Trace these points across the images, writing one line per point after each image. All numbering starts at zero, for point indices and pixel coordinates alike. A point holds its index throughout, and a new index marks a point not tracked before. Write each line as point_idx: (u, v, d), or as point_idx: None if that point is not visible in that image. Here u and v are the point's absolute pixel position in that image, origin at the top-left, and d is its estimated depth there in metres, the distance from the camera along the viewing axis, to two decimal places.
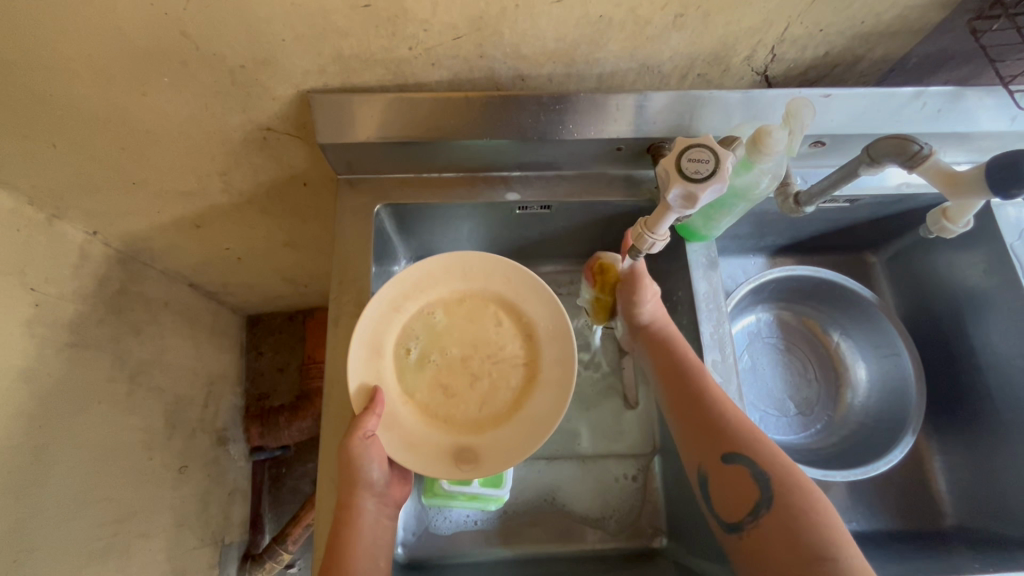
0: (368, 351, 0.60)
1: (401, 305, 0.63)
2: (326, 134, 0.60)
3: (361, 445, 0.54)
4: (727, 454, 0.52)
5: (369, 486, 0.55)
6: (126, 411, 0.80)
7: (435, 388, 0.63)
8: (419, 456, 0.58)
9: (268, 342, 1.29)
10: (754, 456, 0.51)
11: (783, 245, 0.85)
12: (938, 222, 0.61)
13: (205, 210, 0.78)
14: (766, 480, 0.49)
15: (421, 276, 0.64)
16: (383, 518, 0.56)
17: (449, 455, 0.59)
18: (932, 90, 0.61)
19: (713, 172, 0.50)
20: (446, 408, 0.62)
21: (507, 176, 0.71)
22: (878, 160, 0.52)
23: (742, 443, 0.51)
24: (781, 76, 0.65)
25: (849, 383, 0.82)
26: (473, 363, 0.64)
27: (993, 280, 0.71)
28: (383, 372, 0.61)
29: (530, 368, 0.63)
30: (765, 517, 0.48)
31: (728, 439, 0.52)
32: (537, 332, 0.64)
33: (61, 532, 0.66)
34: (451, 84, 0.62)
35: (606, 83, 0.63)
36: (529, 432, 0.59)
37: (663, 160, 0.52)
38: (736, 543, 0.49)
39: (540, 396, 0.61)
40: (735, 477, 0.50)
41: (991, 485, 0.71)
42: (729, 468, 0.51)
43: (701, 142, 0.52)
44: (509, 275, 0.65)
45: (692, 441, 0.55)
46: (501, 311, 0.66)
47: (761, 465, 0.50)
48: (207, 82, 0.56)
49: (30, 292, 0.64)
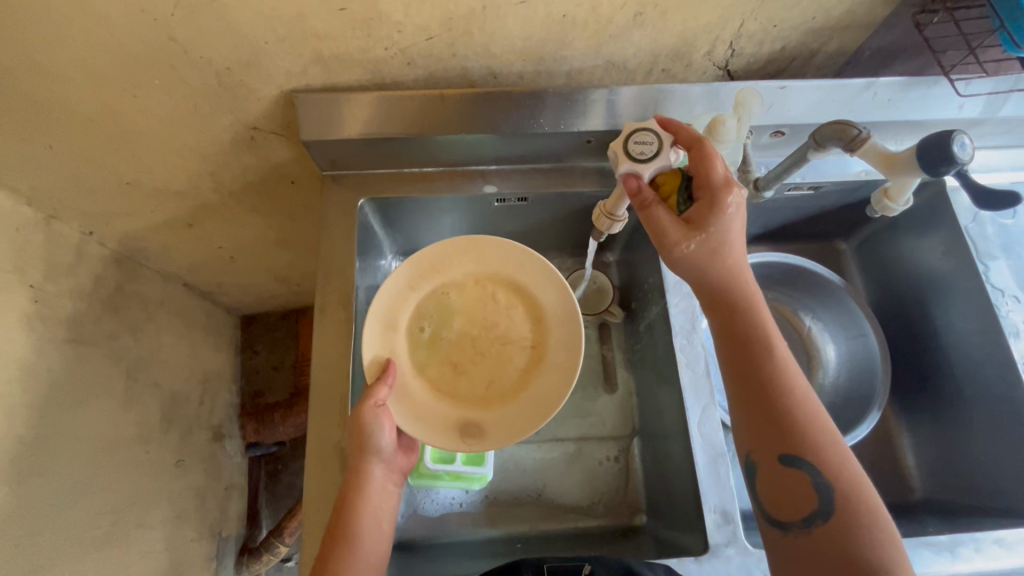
0: (383, 327, 0.64)
1: (417, 285, 0.67)
2: (310, 132, 0.63)
3: (372, 413, 0.57)
4: (786, 457, 0.50)
5: (378, 453, 0.58)
6: (124, 406, 0.82)
7: (445, 364, 0.66)
8: (426, 425, 0.61)
9: (263, 340, 1.32)
10: (813, 463, 0.49)
11: (755, 234, 0.89)
12: (881, 201, 0.63)
13: (198, 209, 0.81)
14: (828, 490, 0.48)
15: (433, 258, 0.67)
16: (389, 484, 0.59)
17: (454, 428, 0.62)
18: (882, 80, 0.64)
19: (656, 154, 0.55)
20: (452, 385, 0.65)
21: (485, 170, 0.74)
22: (823, 145, 0.54)
23: (805, 447, 0.49)
24: (742, 70, 0.68)
25: (820, 363, 0.85)
26: (482, 344, 0.67)
27: (951, 261, 0.75)
28: (396, 346, 0.64)
29: (536, 350, 0.66)
30: (819, 525, 0.47)
31: (791, 441, 0.50)
32: (548, 315, 0.66)
33: (64, 519, 0.69)
34: (428, 82, 0.65)
35: (575, 79, 0.67)
36: (530, 409, 0.62)
37: (612, 144, 0.56)
38: (777, 538, 0.50)
39: (546, 377, 0.64)
40: (793, 481, 0.49)
41: (957, 459, 0.74)
42: (786, 469, 0.50)
43: (646, 125, 0.56)
44: (516, 257, 0.67)
45: (747, 428, 0.52)
46: (502, 292, 0.68)
47: (821, 474, 0.48)
48: (195, 84, 0.59)
49: (29, 288, 0.67)
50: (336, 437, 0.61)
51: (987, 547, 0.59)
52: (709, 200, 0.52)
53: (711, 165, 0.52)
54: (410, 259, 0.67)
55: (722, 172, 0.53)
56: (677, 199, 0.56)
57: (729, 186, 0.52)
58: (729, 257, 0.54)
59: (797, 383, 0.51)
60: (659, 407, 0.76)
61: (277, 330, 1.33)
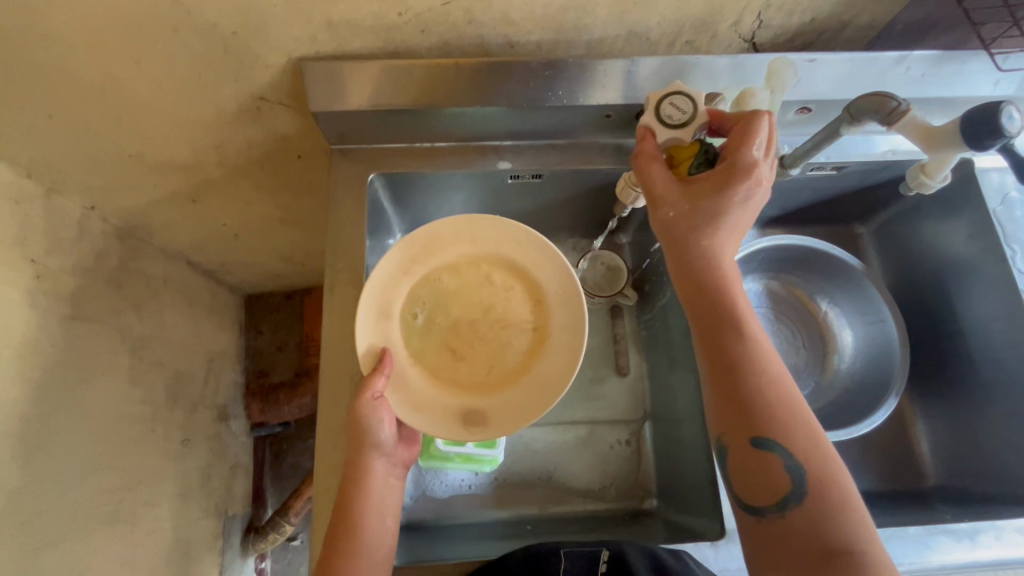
0: (376, 314, 0.61)
1: (410, 270, 0.64)
2: (319, 102, 0.61)
3: (369, 406, 0.56)
4: (758, 440, 0.47)
5: (378, 446, 0.57)
6: (129, 383, 0.81)
7: (443, 351, 0.64)
8: (426, 416, 0.59)
9: (268, 320, 1.30)
10: (786, 445, 0.47)
11: (772, 216, 0.87)
12: (917, 177, 0.61)
13: (201, 184, 0.79)
14: (801, 475, 0.46)
15: (430, 238, 0.64)
16: (391, 478, 0.58)
17: (457, 416, 0.61)
18: (916, 54, 0.61)
19: (682, 126, 0.54)
20: (450, 371, 0.63)
21: (498, 145, 0.72)
22: (858, 118, 0.52)
23: (777, 430, 0.47)
24: (768, 43, 0.65)
25: (835, 349, 0.84)
26: (481, 327, 0.65)
27: (976, 245, 0.73)
28: (390, 334, 0.62)
29: (538, 332, 0.64)
30: (792, 509, 0.46)
31: (763, 424, 0.48)
32: (547, 296, 0.64)
33: (72, 496, 0.68)
34: (441, 51, 0.62)
35: (595, 50, 0.64)
36: (536, 395, 0.60)
37: (653, 92, 0.55)
38: (749, 523, 0.48)
39: (549, 359, 0.62)
40: (764, 465, 0.47)
41: (972, 445, 0.73)
42: (757, 453, 0.48)
43: (690, 94, 0.54)
44: (514, 236, 0.64)
45: (718, 411, 0.50)
46: (498, 273, 0.66)
47: (795, 457, 0.46)
48: (199, 50, 0.57)
49: (31, 263, 0.65)
50: (334, 428, 0.59)
51: (1007, 535, 0.58)
52: (723, 172, 0.50)
53: (748, 143, 0.50)
54: (401, 242, 0.63)
55: (756, 154, 0.50)
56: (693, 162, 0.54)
57: (755, 169, 0.50)
58: (716, 230, 0.52)
59: (770, 364, 0.49)
60: (672, 391, 0.75)
61: (281, 310, 1.31)
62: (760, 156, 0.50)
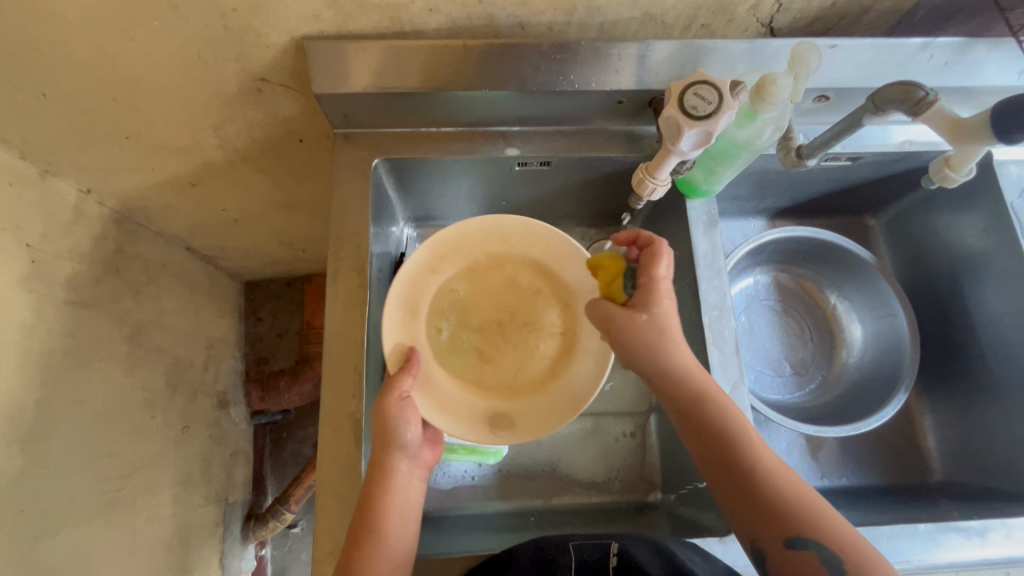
0: (403, 311, 0.62)
1: (438, 267, 0.65)
2: (323, 84, 0.59)
3: (396, 405, 0.56)
4: (791, 539, 0.49)
5: (403, 448, 0.56)
6: (128, 370, 0.80)
7: (469, 354, 0.65)
8: (454, 418, 0.60)
9: (267, 307, 1.29)
10: (818, 538, 0.48)
11: (783, 207, 0.85)
12: (940, 171, 0.62)
13: (200, 168, 0.77)
14: (840, 565, 0.47)
15: (458, 236, 0.65)
16: (416, 479, 0.58)
17: (483, 419, 0.62)
18: (940, 41, 0.59)
19: (708, 115, 0.52)
20: (477, 374, 0.64)
21: (506, 131, 0.70)
22: (881, 108, 0.52)
23: (805, 525, 0.49)
24: (787, 28, 0.63)
25: (844, 343, 0.83)
26: (509, 330, 0.66)
27: (990, 239, 0.71)
28: (417, 333, 0.62)
29: (567, 336, 0.65)
30: None
31: (790, 522, 0.49)
32: (576, 301, 0.66)
33: (71, 484, 0.68)
34: (449, 32, 0.60)
35: (608, 32, 0.62)
36: (566, 400, 0.62)
37: (676, 82, 0.54)
38: None
39: (580, 363, 0.63)
40: (805, 564, 0.48)
41: (980, 442, 0.73)
42: (795, 554, 0.48)
43: (716, 82, 0.53)
44: (545, 240, 0.65)
45: (742, 518, 0.51)
46: (527, 275, 0.67)
47: (830, 550, 0.48)
48: (198, 27, 0.55)
49: (26, 247, 0.64)
50: (340, 420, 0.58)
51: (1017, 533, 0.58)
52: (653, 291, 0.55)
53: (657, 262, 0.56)
54: (431, 240, 0.65)
55: (663, 271, 0.57)
56: (621, 284, 0.57)
57: (666, 286, 0.56)
58: (677, 349, 0.56)
59: (775, 461, 0.53)
60: None
61: (281, 297, 1.30)
62: (667, 271, 0.57)
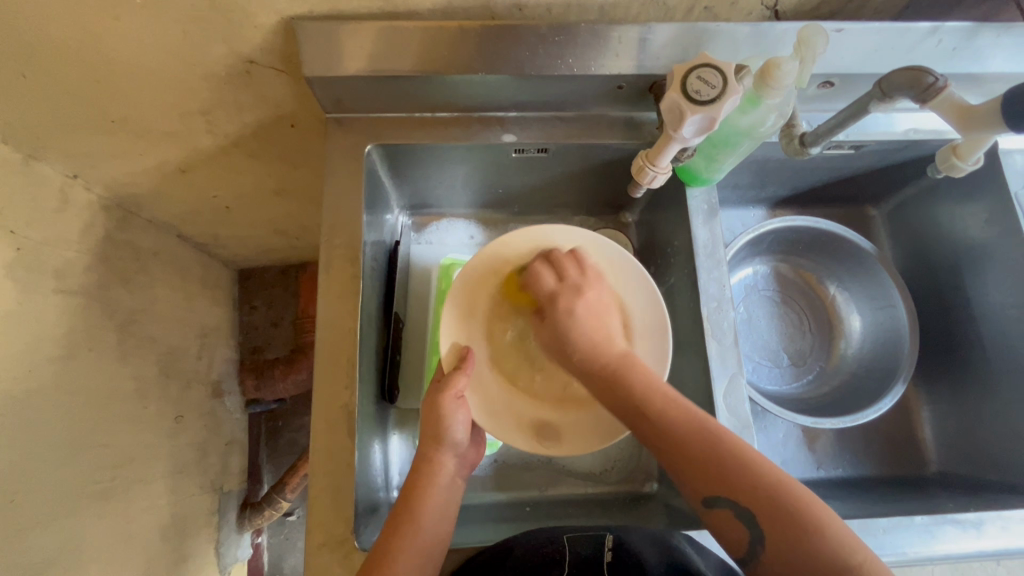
0: (463, 311, 0.62)
1: (503, 271, 0.64)
2: (314, 67, 0.57)
3: (451, 404, 0.58)
4: (705, 498, 0.47)
5: (452, 445, 0.58)
6: (118, 359, 0.79)
7: (526, 359, 0.65)
8: (500, 425, 0.61)
9: (261, 295, 1.27)
10: (729, 493, 0.46)
11: (784, 196, 0.84)
12: (948, 160, 0.61)
13: (190, 154, 0.75)
14: (751, 517, 0.45)
15: (526, 243, 0.64)
16: (458, 477, 0.59)
17: (530, 429, 0.61)
18: (949, 26, 0.58)
19: (712, 100, 0.51)
20: (528, 381, 0.65)
21: (503, 117, 0.68)
22: (890, 95, 0.50)
23: (716, 482, 0.47)
24: (792, 11, 0.62)
25: (842, 334, 0.82)
26: None
27: (993, 230, 0.71)
28: (473, 335, 0.63)
29: None
30: (764, 555, 0.45)
31: (701, 481, 0.48)
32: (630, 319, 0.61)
33: (63, 474, 0.67)
34: (444, 13, 0.58)
35: (608, 15, 0.60)
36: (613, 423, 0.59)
37: (679, 65, 0.52)
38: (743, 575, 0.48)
39: None
40: (722, 519, 0.47)
41: (977, 433, 0.73)
42: (710, 511, 0.47)
43: (722, 66, 0.51)
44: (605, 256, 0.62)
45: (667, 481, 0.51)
46: None
47: (743, 504, 0.46)
48: (184, 6, 0.53)
49: (11, 235, 0.62)
50: (334, 412, 0.57)
51: (1014, 525, 0.58)
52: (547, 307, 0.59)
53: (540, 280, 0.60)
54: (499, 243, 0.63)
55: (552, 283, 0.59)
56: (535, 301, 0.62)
57: (559, 298, 0.58)
58: (573, 335, 0.56)
59: (683, 418, 0.50)
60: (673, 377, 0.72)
61: (275, 286, 1.28)
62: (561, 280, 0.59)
